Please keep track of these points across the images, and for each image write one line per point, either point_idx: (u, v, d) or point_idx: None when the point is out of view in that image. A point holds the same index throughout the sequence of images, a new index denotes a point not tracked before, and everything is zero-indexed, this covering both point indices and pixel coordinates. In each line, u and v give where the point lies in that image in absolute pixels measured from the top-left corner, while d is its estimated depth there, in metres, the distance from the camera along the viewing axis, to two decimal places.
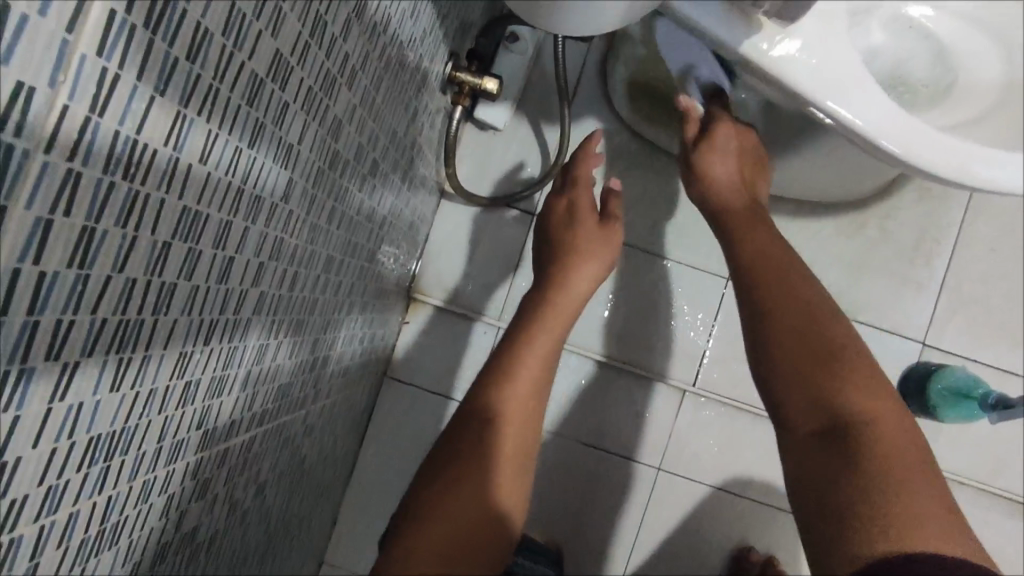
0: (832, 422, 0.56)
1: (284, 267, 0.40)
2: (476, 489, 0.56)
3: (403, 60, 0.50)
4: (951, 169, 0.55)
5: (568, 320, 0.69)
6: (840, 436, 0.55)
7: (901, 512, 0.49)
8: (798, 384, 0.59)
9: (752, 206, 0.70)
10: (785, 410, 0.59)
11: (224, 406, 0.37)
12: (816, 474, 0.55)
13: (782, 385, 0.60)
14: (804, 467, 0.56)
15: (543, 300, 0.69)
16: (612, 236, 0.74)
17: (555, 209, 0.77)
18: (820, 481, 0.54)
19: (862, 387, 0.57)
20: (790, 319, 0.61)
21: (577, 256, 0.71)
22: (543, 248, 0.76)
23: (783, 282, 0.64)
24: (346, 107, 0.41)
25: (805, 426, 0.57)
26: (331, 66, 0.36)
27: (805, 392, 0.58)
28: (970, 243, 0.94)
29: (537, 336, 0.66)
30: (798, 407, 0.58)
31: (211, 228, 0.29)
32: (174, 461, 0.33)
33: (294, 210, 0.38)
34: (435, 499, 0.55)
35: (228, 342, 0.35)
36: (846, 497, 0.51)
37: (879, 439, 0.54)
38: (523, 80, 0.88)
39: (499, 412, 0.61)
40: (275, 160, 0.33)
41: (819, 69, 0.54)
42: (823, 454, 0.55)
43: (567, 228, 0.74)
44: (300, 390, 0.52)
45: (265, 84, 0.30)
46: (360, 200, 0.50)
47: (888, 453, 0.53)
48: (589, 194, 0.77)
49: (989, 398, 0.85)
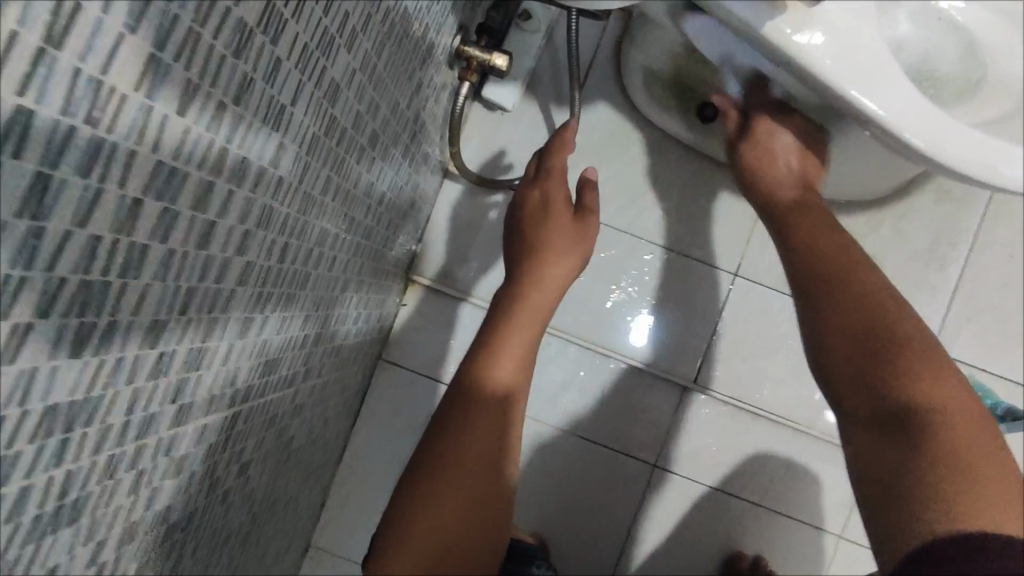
0: (897, 411, 0.53)
1: (273, 237, 0.38)
2: (450, 489, 0.62)
3: (408, 25, 0.47)
4: (979, 167, 0.52)
5: (545, 313, 0.71)
6: (904, 423, 0.52)
7: (978, 501, 0.46)
8: (862, 376, 0.56)
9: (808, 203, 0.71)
10: (848, 400, 0.57)
11: (203, 380, 0.36)
12: (882, 464, 0.52)
13: (842, 380, 0.58)
14: (868, 460, 0.53)
15: (515, 294, 0.70)
16: (587, 229, 0.74)
17: (527, 201, 0.75)
18: (886, 471, 0.51)
19: (936, 382, 0.54)
20: (852, 314, 0.59)
21: (551, 251, 0.71)
22: (514, 243, 0.75)
23: (846, 277, 0.62)
24: (344, 70, 0.38)
25: (867, 415, 0.55)
26: (329, 25, 0.34)
27: (868, 385, 0.56)
28: (987, 249, 0.91)
29: (511, 332, 0.69)
30: (864, 400, 0.56)
31: (191, 188, 0.27)
32: (144, 436, 0.31)
33: (284, 178, 0.36)
34: (416, 494, 0.62)
35: (208, 313, 0.33)
36: (918, 485, 0.48)
37: (954, 432, 0.50)
38: (534, 59, 0.86)
39: (472, 410, 0.65)
40: (265, 122, 0.31)
41: (845, 56, 0.51)
42: (889, 444, 0.52)
43: (539, 222, 0.73)
44: (287, 368, 0.50)
45: (254, 37, 0.27)
46: (357, 172, 0.48)
47: (967, 448, 0.49)
48: (559, 185, 0.75)
49: (998, 409, 0.82)
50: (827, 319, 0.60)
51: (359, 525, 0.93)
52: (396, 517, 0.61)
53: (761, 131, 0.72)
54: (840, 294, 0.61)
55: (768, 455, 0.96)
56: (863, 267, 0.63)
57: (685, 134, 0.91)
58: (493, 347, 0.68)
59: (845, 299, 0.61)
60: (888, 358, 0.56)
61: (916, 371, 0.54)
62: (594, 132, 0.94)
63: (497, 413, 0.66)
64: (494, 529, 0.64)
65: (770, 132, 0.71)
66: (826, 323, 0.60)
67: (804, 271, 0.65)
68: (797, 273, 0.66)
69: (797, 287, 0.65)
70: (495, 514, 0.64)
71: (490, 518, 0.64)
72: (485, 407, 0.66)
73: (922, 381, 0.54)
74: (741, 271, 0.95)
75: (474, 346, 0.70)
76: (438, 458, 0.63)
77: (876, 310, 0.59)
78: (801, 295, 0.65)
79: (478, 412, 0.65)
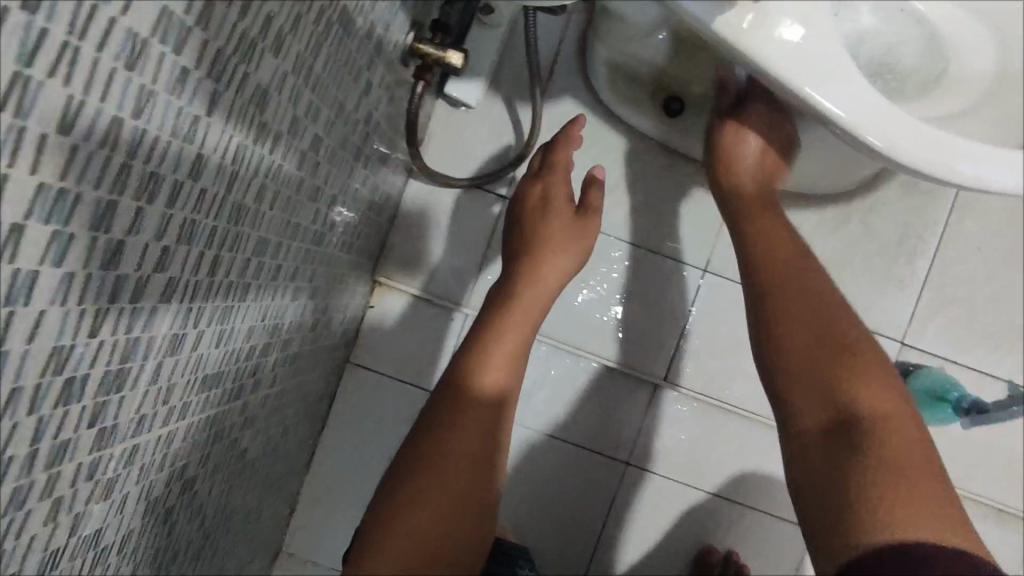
0: (838, 418, 0.59)
1: (200, 250, 0.36)
2: (440, 481, 0.62)
3: (348, 24, 0.45)
4: (935, 165, 0.52)
5: (540, 309, 0.72)
6: (847, 429, 0.58)
7: (906, 504, 0.52)
8: (806, 385, 0.62)
9: (766, 196, 0.73)
10: (793, 412, 0.62)
11: (128, 401, 0.34)
12: (821, 467, 0.58)
13: (792, 387, 0.63)
14: (808, 464, 0.59)
15: (513, 291, 0.71)
16: (588, 227, 0.77)
17: (530, 195, 0.78)
18: (823, 476, 0.57)
19: (868, 384, 0.60)
20: (799, 330, 0.64)
21: (550, 247, 0.73)
22: (514, 236, 0.77)
23: (792, 286, 0.67)
24: (272, 75, 0.37)
25: (813, 426, 0.60)
26: (247, 29, 0.32)
27: (803, 397, 0.62)
28: (956, 241, 0.91)
29: (507, 329, 0.69)
30: (805, 408, 0.61)
31: (86, 208, 0.26)
32: (58, 464, 0.30)
33: (207, 189, 0.34)
34: (405, 488, 0.61)
35: (126, 333, 0.32)
36: (849, 488, 0.55)
37: (881, 435, 0.57)
38: (496, 54, 0.84)
39: (466, 406, 0.65)
40: (176, 134, 0.30)
41: (799, 52, 0.50)
42: (825, 454, 0.58)
43: (540, 217, 0.76)
44: (233, 380, 0.49)
45: (150, 47, 0.26)
46: (298, 178, 0.47)
47: (901, 446, 0.56)
48: (563, 182, 0.78)
49: (963, 402, 0.85)
50: (776, 328, 0.65)
51: (331, 528, 0.93)
52: (380, 511, 0.61)
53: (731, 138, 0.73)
54: (793, 309, 0.65)
55: (740, 450, 0.96)
56: (810, 272, 0.68)
57: (651, 129, 0.90)
58: (487, 344, 0.68)
59: (793, 305, 0.66)
60: (830, 369, 0.61)
61: (852, 378, 0.61)
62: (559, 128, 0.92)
63: (485, 413, 0.66)
64: (481, 536, 0.65)
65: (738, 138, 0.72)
66: (775, 331, 0.65)
67: (757, 287, 0.69)
68: (749, 285, 0.70)
69: (749, 298, 0.70)
70: (480, 522, 0.65)
71: (475, 524, 0.64)
72: (473, 404, 0.65)
73: (854, 386, 0.60)
74: (711, 267, 0.94)
75: (467, 341, 0.69)
76: (426, 455, 0.63)
77: (825, 320, 0.65)
78: (751, 305, 0.69)
79: (470, 410, 0.65)
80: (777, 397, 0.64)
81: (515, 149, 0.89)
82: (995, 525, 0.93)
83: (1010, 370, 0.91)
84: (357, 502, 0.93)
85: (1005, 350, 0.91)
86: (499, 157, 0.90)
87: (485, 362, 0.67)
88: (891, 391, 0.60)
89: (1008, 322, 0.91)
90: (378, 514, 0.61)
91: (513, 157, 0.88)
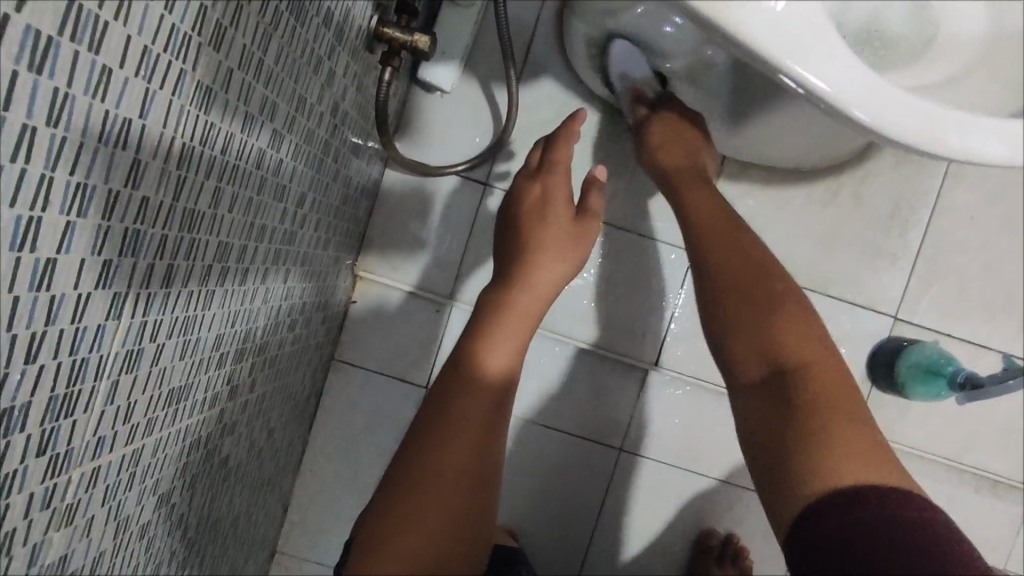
0: (775, 376, 0.58)
1: (149, 263, 0.34)
2: (431, 493, 0.57)
3: (300, 12, 0.43)
4: (924, 138, 0.51)
5: (532, 318, 0.70)
6: (781, 381, 0.58)
7: (839, 422, 0.54)
8: (743, 348, 0.61)
9: (696, 166, 0.74)
10: (731, 362, 0.62)
11: (77, 426, 0.32)
12: (766, 418, 0.57)
13: (734, 339, 0.62)
14: (751, 423, 0.59)
15: (504, 299, 0.68)
16: (583, 234, 0.74)
17: (526, 195, 0.75)
18: (766, 431, 0.57)
19: (800, 338, 0.60)
20: (736, 295, 0.63)
21: (545, 252, 0.71)
22: (509, 238, 0.74)
23: (735, 260, 0.65)
24: (217, 71, 0.34)
25: (752, 384, 0.60)
26: (179, 22, 0.30)
27: (768, 356, 0.59)
28: (949, 211, 0.89)
29: (500, 334, 0.66)
30: (744, 361, 0.61)
31: (3, 227, 0.24)
32: (5, 496, 0.29)
33: (150, 196, 0.32)
34: (394, 498, 0.57)
35: (70, 356, 0.30)
36: (774, 430, 0.56)
37: (820, 395, 0.55)
38: (469, 34, 0.81)
39: (459, 420, 0.60)
40: (104, 139, 0.27)
41: (779, 21, 0.48)
42: (769, 414, 0.57)
43: (535, 220, 0.73)
44: (203, 391, 0.47)
45: (60, 46, 0.23)
46: (259, 176, 0.44)
47: (833, 393, 0.56)
48: (562, 182, 0.76)
49: (959, 376, 0.82)
50: (713, 273, 0.65)
51: (325, 529, 0.92)
52: (367, 537, 0.57)
53: (665, 135, 0.75)
54: (735, 294, 0.63)
55: (733, 432, 0.95)
56: (737, 224, 0.68)
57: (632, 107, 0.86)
58: (479, 351, 0.65)
59: (724, 249, 0.66)
60: (769, 329, 0.60)
61: (789, 335, 0.60)
62: (538, 109, 0.90)
63: (475, 414, 0.61)
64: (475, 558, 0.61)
65: (670, 134, 0.75)
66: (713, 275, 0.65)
67: (695, 245, 0.68)
68: (691, 246, 0.69)
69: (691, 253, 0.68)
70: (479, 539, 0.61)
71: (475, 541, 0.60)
72: (460, 403, 0.61)
73: (789, 345, 0.59)
74: None
75: (461, 342, 0.66)
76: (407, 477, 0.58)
77: (758, 265, 0.64)
78: (694, 262, 0.68)
79: (461, 419, 0.61)
80: (721, 356, 0.64)
81: (495, 134, 0.86)
82: (991, 495, 0.93)
83: (1004, 340, 0.90)
84: (351, 503, 0.92)
85: (1001, 321, 0.90)
86: (478, 143, 0.87)
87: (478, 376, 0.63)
88: (821, 346, 0.60)
89: (1003, 292, 0.90)
90: (371, 522, 0.57)
91: (492, 143, 0.85)
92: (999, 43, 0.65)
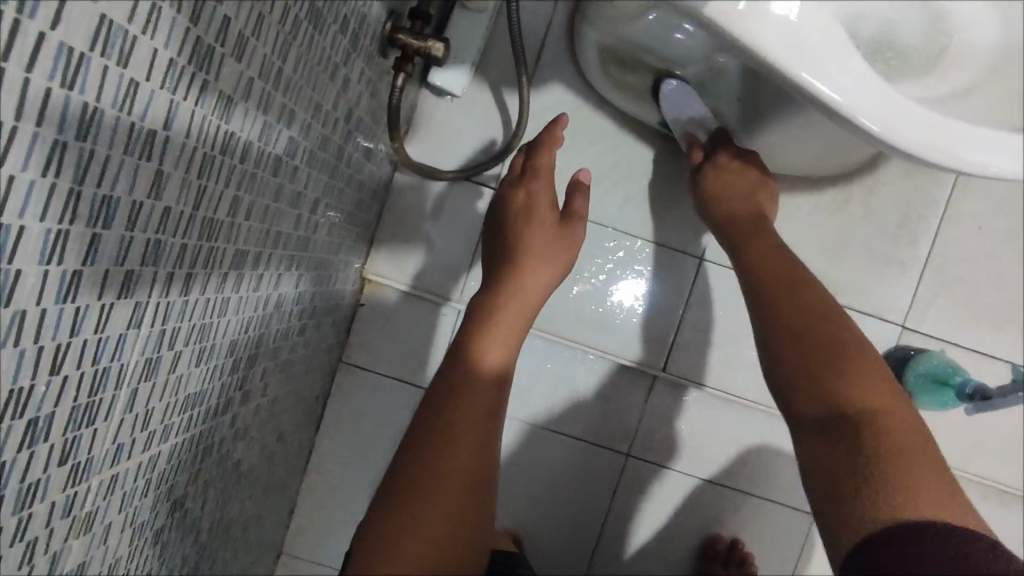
0: (840, 416, 0.57)
1: (169, 272, 0.34)
2: (437, 483, 0.56)
3: (318, 20, 0.43)
4: (938, 151, 0.51)
5: (524, 320, 0.70)
6: (848, 421, 0.57)
7: (912, 466, 0.53)
8: (809, 389, 0.60)
9: (756, 215, 0.75)
10: (795, 403, 0.61)
11: (98, 435, 0.33)
12: (832, 458, 0.56)
13: (798, 380, 0.62)
14: (816, 464, 0.57)
15: (493, 303, 0.68)
16: (569, 236, 0.75)
17: (513, 202, 0.76)
18: (833, 471, 0.55)
19: (867, 381, 0.59)
20: (801, 338, 0.63)
21: (533, 255, 0.71)
22: (496, 244, 0.75)
23: (798, 305, 0.66)
24: (236, 80, 0.35)
25: (816, 423, 0.59)
26: (203, 34, 0.30)
27: (834, 396, 0.58)
28: (958, 221, 0.89)
29: (491, 336, 0.67)
30: (808, 401, 0.60)
31: (32, 240, 0.24)
32: (28, 506, 0.29)
33: (172, 206, 0.32)
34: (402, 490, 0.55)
35: (93, 365, 0.30)
36: (841, 470, 0.55)
37: (891, 438, 0.55)
38: (481, 39, 0.81)
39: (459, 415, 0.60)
40: (130, 152, 0.28)
41: (795, 33, 0.48)
42: (833, 450, 0.56)
43: (522, 225, 0.74)
44: (218, 397, 0.47)
45: (91, 61, 0.24)
46: (275, 184, 0.45)
47: (902, 437, 0.55)
48: (545, 187, 0.76)
49: (967, 388, 0.83)
50: (777, 317, 0.66)
51: (332, 531, 0.92)
52: (372, 542, 0.52)
53: (725, 178, 0.77)
54: (799, 336, 0.63)
55: (740, 438, 0.95)
56: (802, 273, 0.69)
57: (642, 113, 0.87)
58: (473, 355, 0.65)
59: (788, 296, 0.67)
60: (833, 370, 0.60)
61: (856, 377, 0.59)
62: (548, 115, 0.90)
63: (475, 412, 0.61)
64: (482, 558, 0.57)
65: (733, 177, 0.77)
66: (776, 319, 0.66)
67: (758, 291, 0.69)
68: (754, 292, 0.70)
69: (754, 301, 0.69)
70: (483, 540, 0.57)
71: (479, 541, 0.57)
72: (461, 401, 0.61)
73: (856, 387, 0.58)
74: (708, 256, 0.93)
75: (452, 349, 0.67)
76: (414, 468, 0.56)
77: (823, 311, 0.65)
78: (756, 307, 0.69)
79: (463, 418, 0.60)
80: (784, 398, 0.63)
81: (505, 139, 0.86)
82: (997, 504, 0.93)
83: (1012, 349, 0.90)
84: (358, 505, 0.93)
85: (1009, 330, 0.90)
86: (488, 148, 0.87)
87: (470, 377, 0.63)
88: (891, 392, 0.59)
89: (1011, 302, 0.90)
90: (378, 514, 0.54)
91: (502, 148, 0.85)
92: (1013, 54, 0.65)
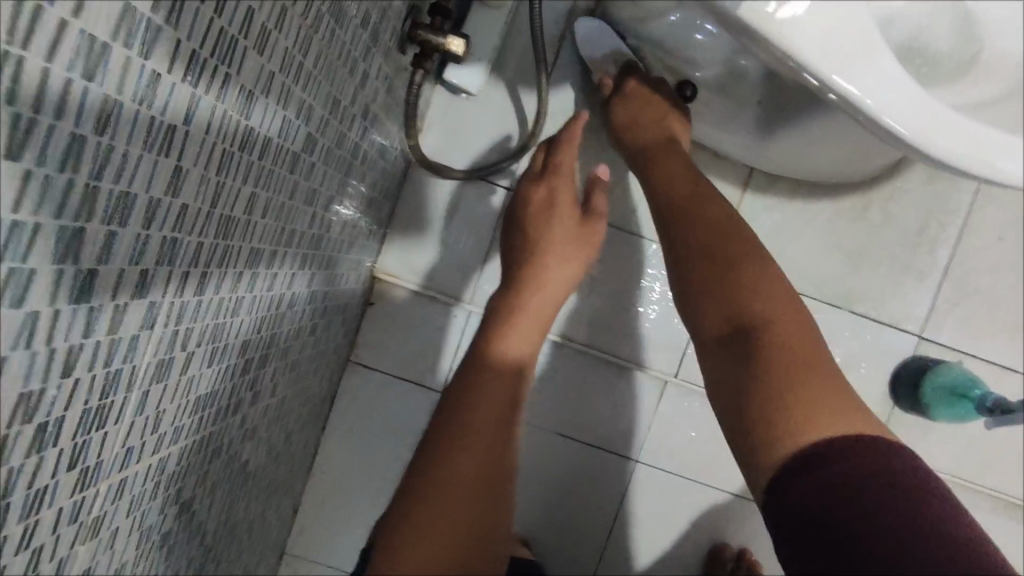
0: (739, 333, 0.56)
1: (184, 271, 0.33)
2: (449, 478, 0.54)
3: (339, 13, 0.41)
4: (975, 161, 0.50)
5: (543, 319, 0.69)
6: (745, 339, 0.55)
7: (804, 379, 0.51)
8: (711, 310, 0.59)
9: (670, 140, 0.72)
10: (697, 323, 0.60)
11: (109, 437, 0.31)
12: (730, 377, 0.55)
13: (697, 299, 0.60)
14: (719, 384, 0.56)
15: (513, 301, 0.67)
16: (590, 234, 0.73)
17: (532, 198, 0.74)
18: (732, 391, 0.54)
19: (763, 294, 0.57)
20: (698, 255, 0.61)
21: (553, 254, 0.70)
22: (515, 242, 0.73)
23: (698, 222, 0.63)
24: (258, 73, 0.33)
25: (718, 343, 0.58)
26: (227, 26, 0.29)
27: (733, 316, 0.57)
28: (978, 230, 0.88)
29: (509, 336, 0.65)
30: (709, 321, 0.59)
31: (47, 238, 0.23)
32: (35, 513, 0.28)
33: (190, 203, 0.31)
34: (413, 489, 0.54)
35: (105, 368, 0.29)
36: (740, 389, 0.53)
37: (783, 350, 0.53)
38: (497, 37, 0.80)
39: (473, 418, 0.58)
40: (149, 147, 0.26)
41: (828, 36, 0.47)
42: (732, 369, 0.55)
43: (543, 222, 0.72)
44: (228, 397, 0.46)
45: (112, 52, 0.22)
46: (292, 180, 0.43)
47: (795, 347, 0.53)
48: (567, 182, 0.75)
49: (987, 400, 0.81)
50: (677, 236, 0.64)
51: (336, 532, 0.91)
52: (384, 548, 0.51)
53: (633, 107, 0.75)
54: (697, 254, 0.61)
55: None
56: (703, 187, 0.67)
57: None
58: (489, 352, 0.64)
59: (687, 212, 0.64)
60: (729, 287, 0.58)
61: (749, 292, 0.57)
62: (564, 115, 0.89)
63: (490, 410, 0.59)
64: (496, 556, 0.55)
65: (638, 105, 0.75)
66: (676, 237, 0.64)
67: (663, 210, 0.67)
68: (658, 211, 0.68)
69: (659, 221, 0.67)
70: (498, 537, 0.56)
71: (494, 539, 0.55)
72: (475, 397, 0.60)
73: (751, 303, 0.57)
74: None
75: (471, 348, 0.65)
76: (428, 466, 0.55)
77: (720, 223, 0.62)
78: (660, 228, 0.67)
79: (476, 418, 0.58)
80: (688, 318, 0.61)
81: (521, 139, 0.85)
82: (1011, 519, 0.92)
83: None
84: (363, 506, 0.92)
85: None
86: (503, 147, 0.86)
87: (486, 377, 0.62)
88: (785, 302, 0.57)
89: None
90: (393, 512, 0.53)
91: (517, 147, 0.84)
92: None
